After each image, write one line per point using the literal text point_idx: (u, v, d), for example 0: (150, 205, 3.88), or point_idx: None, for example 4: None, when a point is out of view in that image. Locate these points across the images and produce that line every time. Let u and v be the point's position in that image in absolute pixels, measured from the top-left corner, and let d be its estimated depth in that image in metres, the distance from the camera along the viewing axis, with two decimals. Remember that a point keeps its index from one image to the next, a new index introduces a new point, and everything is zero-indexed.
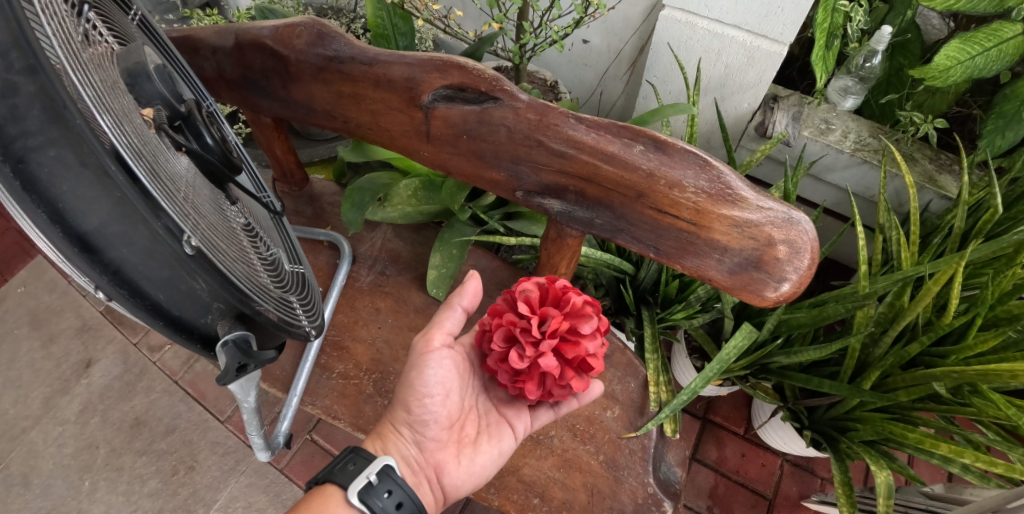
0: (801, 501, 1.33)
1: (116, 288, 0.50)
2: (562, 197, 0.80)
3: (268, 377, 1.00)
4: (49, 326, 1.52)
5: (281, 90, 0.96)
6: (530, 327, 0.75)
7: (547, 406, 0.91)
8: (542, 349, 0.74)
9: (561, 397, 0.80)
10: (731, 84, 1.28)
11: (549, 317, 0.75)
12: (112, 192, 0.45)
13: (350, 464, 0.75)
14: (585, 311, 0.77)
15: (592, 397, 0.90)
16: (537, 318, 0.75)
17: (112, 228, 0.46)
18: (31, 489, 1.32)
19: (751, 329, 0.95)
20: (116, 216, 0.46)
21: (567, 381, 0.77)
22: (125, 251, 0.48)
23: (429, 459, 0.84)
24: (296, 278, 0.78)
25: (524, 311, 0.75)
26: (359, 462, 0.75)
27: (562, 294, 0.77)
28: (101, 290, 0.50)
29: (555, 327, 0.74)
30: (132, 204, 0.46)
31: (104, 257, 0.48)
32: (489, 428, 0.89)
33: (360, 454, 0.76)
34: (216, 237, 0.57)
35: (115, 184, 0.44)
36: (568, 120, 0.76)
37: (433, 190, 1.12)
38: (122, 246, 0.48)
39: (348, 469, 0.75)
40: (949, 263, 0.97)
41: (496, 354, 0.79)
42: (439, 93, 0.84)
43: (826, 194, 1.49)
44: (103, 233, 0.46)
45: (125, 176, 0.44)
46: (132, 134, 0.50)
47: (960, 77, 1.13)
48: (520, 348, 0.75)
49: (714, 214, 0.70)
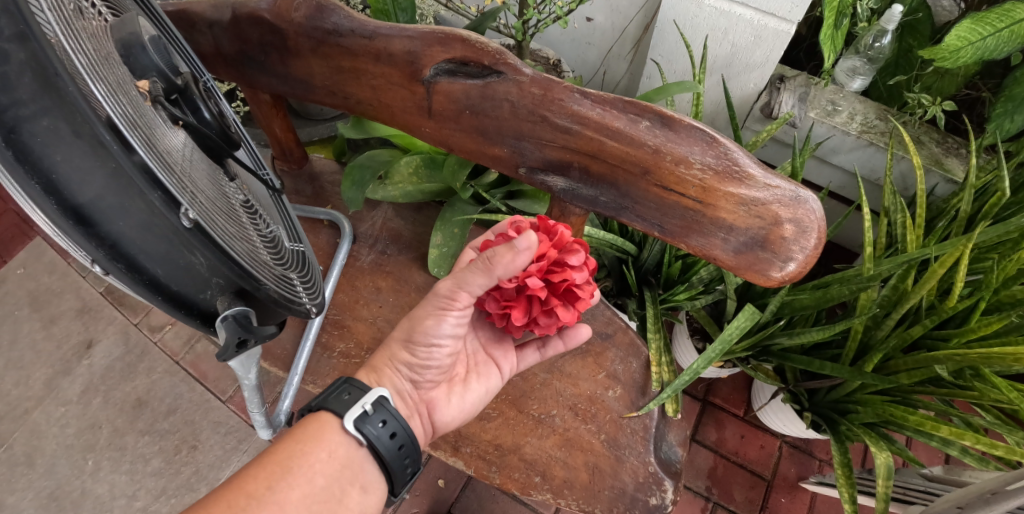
0: (800, 483, 1.34)
1: (113, 263, 0.49)
2: (566, 174, 0.79)
3: (269, 356, 1.00)
4: (49, 308, 1.52)
5: (280, 65, 0.94)
6: (518, 251, 0.75)
7: (534, 345, 0.95)
8: (529, 273, 0.72)
9: (547, 328, 0.78)
10: (738, 64, 1.25)
11: (537, 244, 0.74)
12: (107, 163, 0.44)
13: (347, 393, 0.73)
14: (574, 241, 0.75)
15: (579, 340, 0.94)
16: (525, 242, 0.74)
17: (107, 201, 0.46)
18: (35, 468, 1.33)
19: (754, 310, 0.93)
20: (111, 188, 0.45)
21: (552, 308, 0.76)
22: (122, 224, 0.47)
23: (422, 396, 0.84)
24: (296, 256, 0.77)
25: (512, 236, 0.75)
26: (355, 391, 0.73)
27: (550, 223, 0.75)
28: (99, 265, 0.49)
29: (543, 251, 0.73)
30: (128, 176, 0.44)
31: (100, 230, 0.47)
32: (477, 367, 0.91)
33: (356, 383, 0.74)
34: (215, 212, 0.56)
35: (109, 155, 0.43)
36: (573, 95, 0.74)
37: (434, 168, 1.11)
38: (119, 220, 0.47)
39: (344, 397, 0.73)
40: (957, 244, 0.95)
41: (485, 279, 0.78)
42: (441, 67, 0.82)
43: (832, 177, 1.48)
44: (99, 205, 0.46)
45: (120, 146, 0.43)
46: (127, 104, 0.49)
47: (971, 58, 1.11)
48: (508, 273, 0.74)
49: (720, 192, 0.69)
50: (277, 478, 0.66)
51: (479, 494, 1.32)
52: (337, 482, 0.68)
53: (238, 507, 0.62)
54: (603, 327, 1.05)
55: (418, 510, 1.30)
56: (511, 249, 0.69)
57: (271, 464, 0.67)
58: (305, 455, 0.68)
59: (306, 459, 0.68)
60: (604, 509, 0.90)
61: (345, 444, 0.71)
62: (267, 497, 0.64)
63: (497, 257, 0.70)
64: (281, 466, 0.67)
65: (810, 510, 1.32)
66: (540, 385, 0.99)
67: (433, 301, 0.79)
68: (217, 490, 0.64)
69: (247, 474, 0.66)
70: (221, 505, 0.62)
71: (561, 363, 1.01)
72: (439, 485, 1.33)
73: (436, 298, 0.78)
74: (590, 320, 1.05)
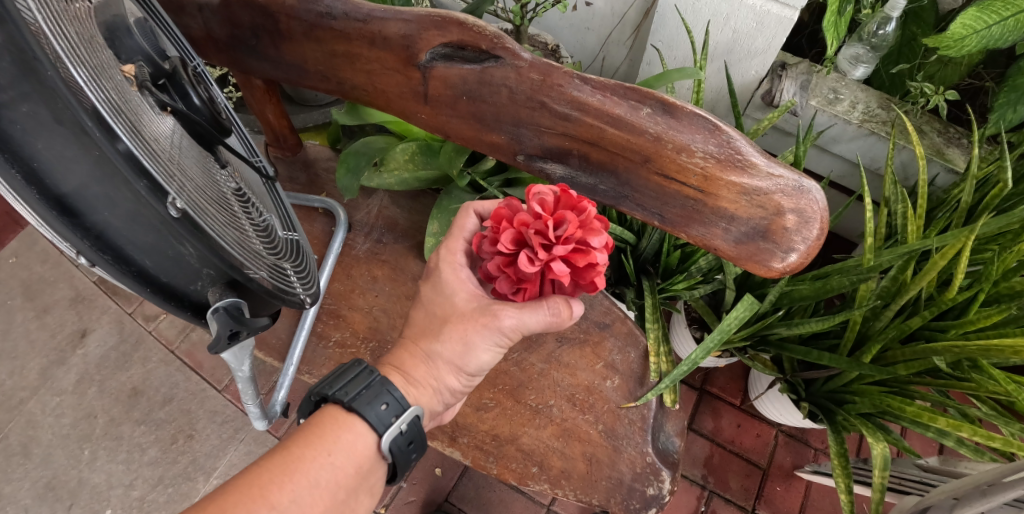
0: (795, 471, 1.34)
1: (100, 254, 0.48)
2: (565, 162, 0.78)
3: (264, 345, 0.99)
4: (43, 297, 1.51)
5: (272, 49, 0.92)
6: (544, 230, 0.67)
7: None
8: (556, 257, 0.67)
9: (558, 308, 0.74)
10: (740, 51, 1.23)
11: (565, 222, 0.68)
12: (90, 151, 0.42)
13: (383, 404, 0.68)
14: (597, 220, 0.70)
15: None
16: (553, 221, 0.67)
17: (92, 191, 0.44)
18: (31, 458, 1.32)
19: (752, 300, 0.92)
20: (96, 177, 0.44)
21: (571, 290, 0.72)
22: (107, 214, 0.46)
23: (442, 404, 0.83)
24: (289, 245, 0.76)
25: (539, 212, 0.68)
26: (392, 404, 0.68)
27: (579, 201, 0.69)
28: (85, 256, 0.48)
29: (571, 233, 0.67)
30: (112, 165, 0.43)
31: (85, 220, 0.46)
32: None
33: (394, 395, 0.69)
34: (205, 201, 0.55)
35: (91, 143, 0.42)
36: (573, 80, 0.72)
37: (432, 154, 1.09)
38: (105, 210, 0.46)
39: (378, 408, 0.68)
40: (958, 236, 0.94)
41: (501, 256, 0.70)
42: (438, 51, 0.80)
43: (833, 165, 1.47)
44: (83, 195, 0.44)
45: (104, 133, 0.41)
46: (111, 89, 0.47)
47: (975, 47, 1.09)
48: (530, 251, 0.68)
49: (722, 181, 0.68)
50: (302, 489, 0.61)
51: (477, 483, 1.32)
52: (354, 494, 0.66)
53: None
54: (601, 317, 1.04)
55: (414, 498, 1.30)
56: (569, 307, 0.73)
57: (296, 472, 0.62)
58: (335, 469, 0.64)
59: (334, 473, 0.63)
60: (602, 499, 0.90)
61: (369, 455, 0.67)
62: (289, 509, 0.60)
63: (563, 313, 0.72)
64: (307, 477, 0.62)
65: (805, 498, 1.33)
66: (538, 375, 0.98)
67: (494, 337, 0.74)
68: (234, 493, 0.59)
69: (269, 479, 0.60)
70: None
71: (559, 353, 1.00)
72: (436, 473, 1.33)
73: (496, 334, 0.73)
74: (589, 310, 1.04)
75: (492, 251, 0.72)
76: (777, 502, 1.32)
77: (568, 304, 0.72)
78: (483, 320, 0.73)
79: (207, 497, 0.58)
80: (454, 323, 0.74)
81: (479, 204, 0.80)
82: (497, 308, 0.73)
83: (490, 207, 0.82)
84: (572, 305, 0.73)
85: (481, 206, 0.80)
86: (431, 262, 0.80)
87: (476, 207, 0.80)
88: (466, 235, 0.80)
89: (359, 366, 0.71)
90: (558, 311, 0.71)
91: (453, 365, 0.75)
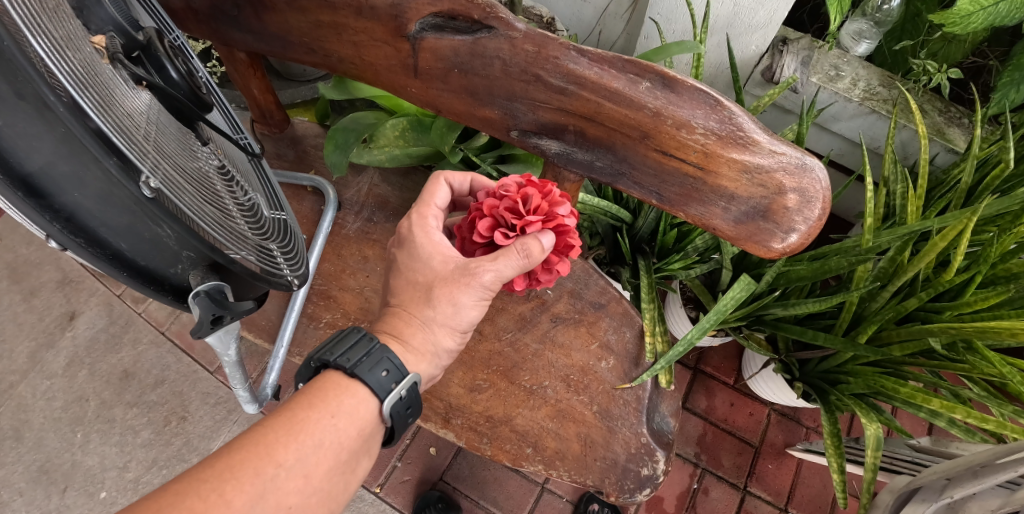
0: (787, 449, 1.35)
1: (72, 237, 0.46)
2: (561, 138, 0.75)
3: (253, 327, 0.98)
4: (29, 280, 1.48)
5: (254, 20, 0.89)
6: (513, 208, 0.69)
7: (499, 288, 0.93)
8: (532, 228, 0.68)
9: (547, 283, 0.76)
10: (740, 24, 1.20)
11: (531, 198, 0.70)
12: (54, 128, 0.40)
13: (383, 370, 0.67)
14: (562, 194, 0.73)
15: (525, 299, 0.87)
16: (519, 198, 0.69)
17: (60, 170, 0.42)
18: (23, 442, 1.31)
19: (750, 280, 0.91)
20: (63, 155, 0.41)
21: (552, 264, 0.74)
22: (77, 195, 0.44)
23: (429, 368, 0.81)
24: (277, 225, 0.73)
25: (505, 193, 0.70)
26: (392, 371, 0.67)
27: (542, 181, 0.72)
28: (55, 239, 0.46)
29: (539, 205, 0.69)
30: (80, 143, 0.40)
31: (53, 202, 0.43)
32: None
33: (394, 362, 0.67)
34: (184, 179, 0.52)
35: (54, 119, 0.39)
36: (569, 52, 0.70)
37: (422, 130, 1.06)
38: (74, 190, 0.43)
39: (379, 375, 0.66)
40: (961, 217, 0.92)
41: (480, 245, 0.73)
42: (428, 22, 0.77)
43: (832, 144, 1.44)
44: (50, 174, 0.42)
45: (68, 109, 0.39)
46: (76, 61, 0.44)
47: (982, 24, 1.06)
48: (505, 229, 0.69)
49: (722, 158, 0.66)
50: (307, 448, 0.60)
51: (472, 463, 1.32)
52: (358, 456, 0.65)
53: (266, 476, 0.57)
54: (597, 297, 1.02)
55: (409, 477, 1.30)
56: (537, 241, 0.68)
57: (301, 432, 0.60)
58: (338, 431, 0.62)
59: (338, 434, 0.62)
60: (597, 480, 0.90)
61: (371, 416, 0.66)
62: (296, 467, 0.59)
63: (534, 251, 0.68)
64: (312, 438, 0.60)
65: (796, 475, 1.34)
66: (532, 356, 0.97)
67: (478, 293, 0.71)
68: (239, 452, 0.57)
69: (274, 439, 0.59)
70: (246, 471, 0.56)
71: (553, 333, 0.99)
72: (431, 453, 1.33)
73: (481, 292, 0.70)
74: (584, 289, 1.02)
75: (472, 244, 0.75)
76: (768, 480, 1.33)
77: (537, 240, 0.68)
78: (463, 280, 0.70)
79: (213, 455, 0.57)
80: (438, 288, 0.71)
81: (450, 174, 0.78)
82: (475, 266, 0.69)
83: (462, 183, 0.80)
84: (541, 238, 0.68)
85: (453, 175, 0.78)
86: (403, 227, 0.76)
87: (448, 176, 0.78)
88: (437, 204, 0.78)
89: (359, 332, 0.69)
90: (529, 250, 0.67)
91: (448, 327, 0.73)
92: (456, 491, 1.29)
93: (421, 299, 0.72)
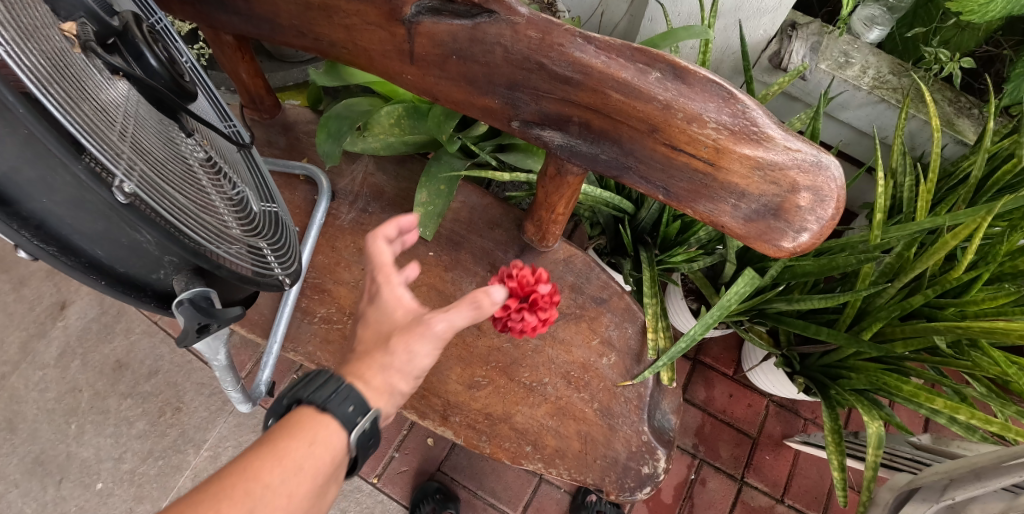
0: (784, 441, 1.34)
1: (42, 245, 0.43)
2: (564, 129, 0.72)
3: (246, 321, 0.95)
4: (18, 269, 1.45)
5: (241, 2, 0.85)
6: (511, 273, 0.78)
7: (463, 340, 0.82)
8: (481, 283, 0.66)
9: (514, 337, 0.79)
10: (748, 8, 1.16)
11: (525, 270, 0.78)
12: (17, 129, 0.37)
13: (351, 404, 0.63)
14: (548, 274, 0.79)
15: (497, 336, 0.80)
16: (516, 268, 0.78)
17: (25, 175, 0.39)
18: (17, 433, 1.29)
19: (755, 275, 0.85)
20: (27, 159, 0.38)
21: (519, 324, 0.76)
22: (46, 200, 0.41)
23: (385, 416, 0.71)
24: (267, 218, 0.70)
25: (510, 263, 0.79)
26: (359, 405, 0.64)
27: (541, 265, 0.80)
28: (25, 249, 0.44)
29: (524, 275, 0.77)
30: (45, 146, 0.37)
31: (20, 208, 0.41)
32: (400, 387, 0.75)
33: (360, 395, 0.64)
34: (164, 177, 0.49)
35: (16, 120, 0.36)
36: (575, 39, 0.66)
37: (419, 117, 1.02)
38: (43, 195, 0.41)
39: (347, 409, 0.63)
40: (975, 214, 0.89)
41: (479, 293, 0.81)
42: (424, 5, 0.74)
43: (841, 133, 1.41)
44: (15, 180, 0.39)
45: (29, 108, 0.35)
46: (39, 53, 0.40)
47: (1000, 13, 1.02)
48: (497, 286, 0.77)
49: (734, 153, 0.63)
50: (284, 484, 0.56)
51: (469, 455, 1.31)
52: (329, 488, 0.61)
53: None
54: (598, 291, 0.99)
55: (407, 468, 1.29)
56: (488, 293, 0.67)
57: (276, 469, 0.57)
58: (313, 466, 0.59)
59: (312, 469, 0.59)
60: (597, 478, 0.88)
61: (341, 445, 0.63)
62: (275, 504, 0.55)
63: (484, 304, 0.66)
64: (287, 474, 0.57)
65: (793, 468, 1.33)
66: (532, 352, 0.95)
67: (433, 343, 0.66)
68: (212, 490, 0.53)
69: (250, 475, 0.55)
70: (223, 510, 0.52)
71: (554, 328, 0.97)
72: (428, 443, 1.31)
73: (433, 340, 0.66)
74: (585, 284, 1.00)
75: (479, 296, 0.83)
76: (766, 471, 1.32)
77: (488, 293, 0.66)
78: (417, 329, 0.65)
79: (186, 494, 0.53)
80: (396, 338, 0.66)
81: (384, 229, 0.74)
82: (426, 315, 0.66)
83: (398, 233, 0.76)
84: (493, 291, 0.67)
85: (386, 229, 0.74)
86: (367, 289, 0.73)
87: (384, 230, 0.74)
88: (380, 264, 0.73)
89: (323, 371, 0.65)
90: (479, 302, 0.66)
91: (403, 374, 0.67)
92: (454, 482, 1.28)
93: (380, 342, 0.67)
